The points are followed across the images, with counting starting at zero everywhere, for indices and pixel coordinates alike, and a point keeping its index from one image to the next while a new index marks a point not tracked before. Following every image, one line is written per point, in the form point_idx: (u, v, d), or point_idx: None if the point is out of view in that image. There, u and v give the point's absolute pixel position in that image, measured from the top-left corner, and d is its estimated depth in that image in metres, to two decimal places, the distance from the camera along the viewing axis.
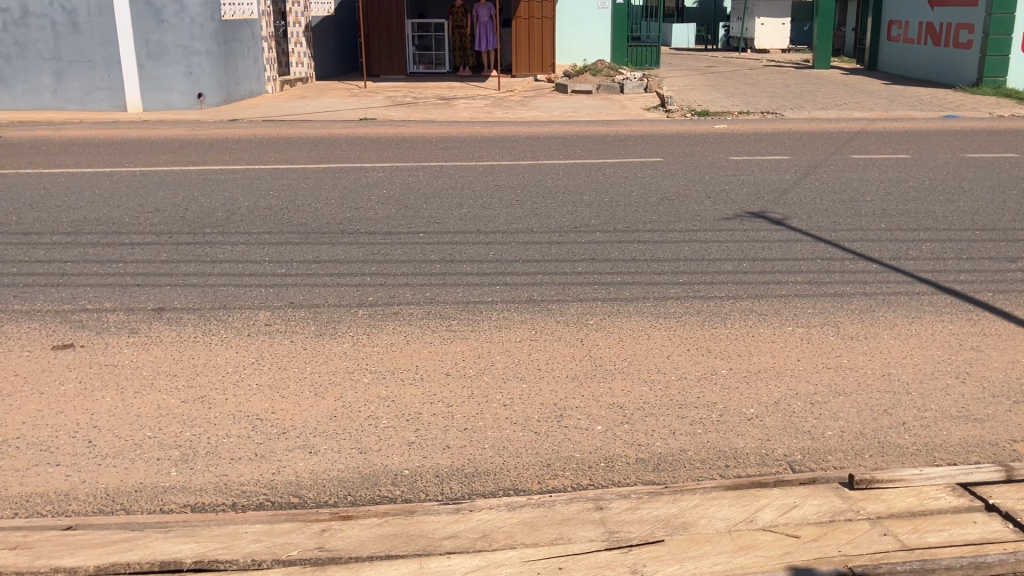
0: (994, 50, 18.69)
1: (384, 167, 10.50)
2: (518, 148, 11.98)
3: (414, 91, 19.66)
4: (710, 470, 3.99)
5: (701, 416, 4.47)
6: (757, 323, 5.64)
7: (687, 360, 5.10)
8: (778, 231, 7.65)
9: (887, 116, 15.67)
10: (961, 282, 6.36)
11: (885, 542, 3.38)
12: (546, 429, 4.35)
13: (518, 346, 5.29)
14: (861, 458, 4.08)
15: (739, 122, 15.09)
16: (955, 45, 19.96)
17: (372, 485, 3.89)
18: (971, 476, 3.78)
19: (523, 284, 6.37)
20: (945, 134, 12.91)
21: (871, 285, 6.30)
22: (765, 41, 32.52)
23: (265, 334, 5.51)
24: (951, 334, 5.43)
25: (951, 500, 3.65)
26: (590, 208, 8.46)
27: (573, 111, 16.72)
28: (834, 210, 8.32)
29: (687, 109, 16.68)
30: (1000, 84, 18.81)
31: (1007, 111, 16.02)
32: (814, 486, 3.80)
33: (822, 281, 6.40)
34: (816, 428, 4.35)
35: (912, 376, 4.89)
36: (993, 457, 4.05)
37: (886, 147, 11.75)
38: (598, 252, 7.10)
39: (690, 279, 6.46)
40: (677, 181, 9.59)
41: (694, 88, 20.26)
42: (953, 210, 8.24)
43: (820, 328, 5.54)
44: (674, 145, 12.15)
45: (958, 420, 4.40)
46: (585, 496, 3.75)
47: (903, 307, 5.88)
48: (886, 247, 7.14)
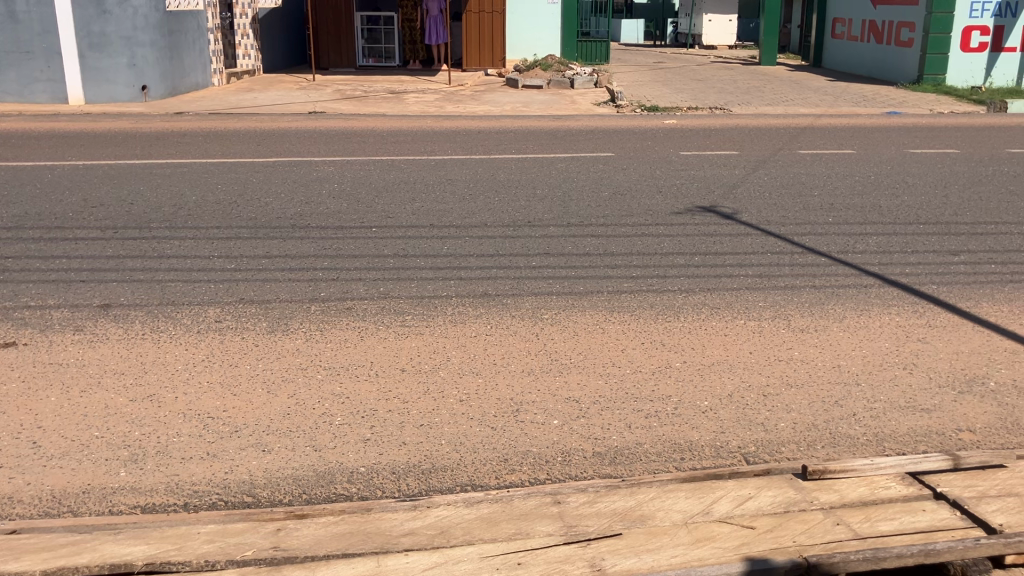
0: (934, 48, 19.03)
1: (335, 161, 10.39)
2: (470, 143, 11.94)
3: (363, 85, 19.46)
4: (666, 463, 4.02)
5: (657, 408, 4.50)
6: (709, 316, 5.69)
7: (641, 353, 5.12)
8: (728, 225, 7.74)
9: (832, 112, 15.95)
10: (907, 274, 6.49)
11: (837, 532, 3.44)
12: (504, 424, 4.34)
13: (474, 341, 5.26)
14: (813, 449, 4.14)
15: (688, 117, 15.25)
16: (898, 43, 20.35)
17: (327, 483, 3.85)
18: (919, 465, 3.86)
19: (478, 279, 6.33)
20: (889, 130, 13.18)
21: (819, 278, 6.40)
22: (714, 37, 32.84)
23: (215, 330, 5.42)
24: (898, 326, 5.53)
25: (901, 489, 3.73)
26: (543, 203, 8.44)
27: (524, 106, 16.71)
28: (782, 204, 8.43)
29: (636, 104, 16.77)
30: (940, 82, 19.20)
31: (948, 108, 16.39)
32: (767, 477, 3.86)
33: (773, 274, 6.48)
34: (769, 419, 4.40)
35: (861, 367, 4.98)
36: (940, 447, 4.14)
37: (832, 142, 11.94)
38: (552, 246, 7.10)
39: (643, 273, 6.49)
40: (629, 176, 9.64)
41: (643, 84, 20.36)
42: (897, 204, 8.39)
43: (770, 321, 5.61)
44: (626, 141, 12.22)
45: (906, 410, 4.49)
46: (543, 490, 3.75)
47: (851, 300, 5.98)
48: (833, 241, 7.25)
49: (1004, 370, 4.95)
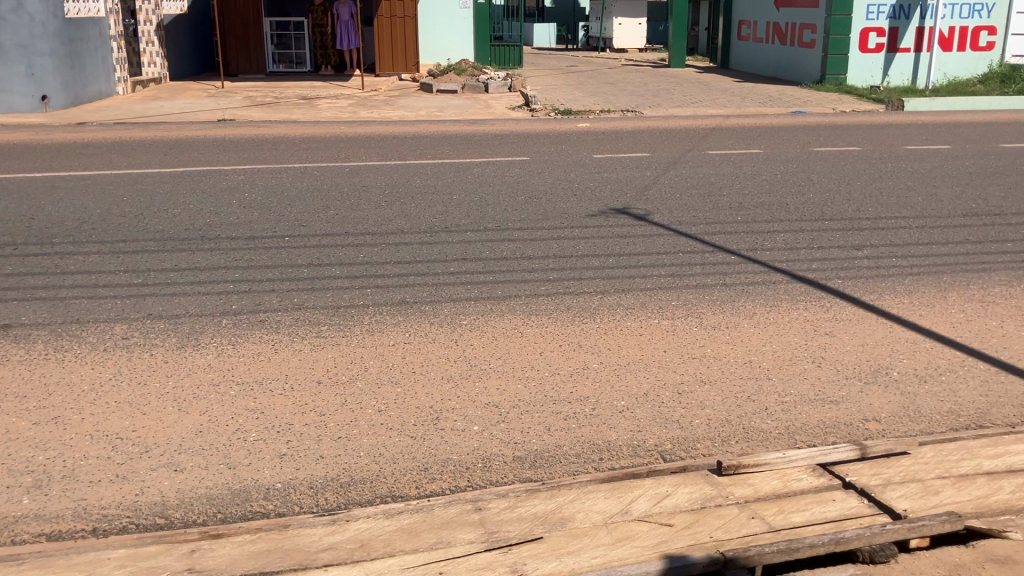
0: (835, 49, 19.67)
1: (246, 169, 10.19)
2: (384, 148, 11.85)
3: (273, 91, 19.14)
4: (585, 464, 4.05)
5: (576, 410, 4.53)
6: (624, 317, 5.76)
7: (559, 356, 5.15)
8: (640, 226, 7.85)
9: (739, 113, 16.34)
10: (813, 269, 6.69)
11: (752, 525, 3.51)
12: (423, 432, 4.31)
13: (391, 350, 5.22)
14: (727, 444, 4.22)
15: (601, 120, 15.44)
16: (800, 45, 20.98)
17: (243, 501, 3.76)
18: (828, 456, 3.98)
19: (395, 287, 6.29)
20: (794, 129, 13.55)
21: (729, 275, 6.55)
22: (625, 40, 33.34)
23: (123, 348, 5.25)
24: (805, 321, 5.69)
25: (812, 480, 3.84)
26: (460, 208, 8.43)
27: (438, 111, 16.66)
28: (693, 204, 8.60)
29: (550, 108, 16.89)
30: (841, 82, 19.83)
31: (849, 107, 16.95)
32: (684, 474, 3.92)
33: (685, 273, 6.61)
34: (684, 417, 4.47)
35: (771, 362, 5.11)
36: (848, 436, 4.27)
37: (740, 143, 12.22)
38: (469, 251, 7.10)
39: (560, 276, 6.53)
40: (544, 179, 9.70)
41: (556, 88, 20.52)
42: (803, 202, 8.65)
43: (684, 320, 5.71)
44: (540, 144, 12.29)
45: (815, 403, 4.62)
46: (464, 497, 3.74)
47: (761, 296, 6.13)
48: (743, 239, 7.43)
49: (906, 359, 5.14)
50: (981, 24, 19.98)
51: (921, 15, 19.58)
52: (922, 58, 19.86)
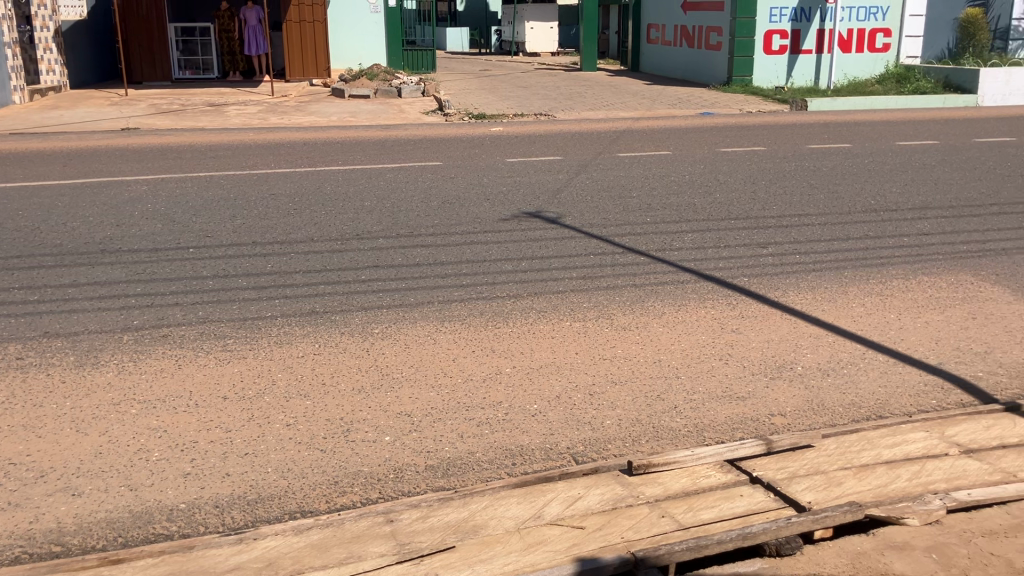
0: (740, 51, 20.12)
1: (150, 179, 9.90)
2: (294, 155, 11.66)
3: (179, 99, 18.67)
4: (498, 470, 4.03)
5: (488, 416, 4.52)
6: (536, 320, 5.77)
7: (472, 362, 5.13)
8: (553, 229, 7.89)
9: (650, 115, 16.58)
10: (720, 268, 6.81)
11: (663, 524, 3.55)
12: (333, 445, 4.24)
13: (300, 362, 5.12)
14: (638, 444, 4.26)
15: (514, 124, 15.49)
16: (707, 47, 21.42)
17: (145, 524, 3.64)
18: (736, 452, 4.05)
19: (304, 297, 6.18)
20: (702, 131, 13.82)
21: (639, 276, 6.63)
22: (537, 44, 33.56)
23: (17, 369, 5.03)
24: (713, 319, 5.79)
25: (720, 476, 3.90)
26: (372, 215, 8.34)
27: (350, 116, 16.48)
28: (604, 206, 8.68)
29: (464, 112, 16.88)
30: (747, 83, 20.30)
31: (755, 108, 17.37)
32: (596, 476, 3.94)
33: (596, 275, 6.67)
34: (596, 418, 4.50)
35: (680, 360, 5.18)
36: (755, 432, 4.36)
37: (649, 145, 12.40)
38: (380, 259, 7.03)
39: (472, 281, 6.52)
40: (456, 184, 9.67)
41: (469, 92, 20.52)
42: (710, 202, 8.82)
43: (595, 321, 5.76)
44: (453, 148, 12.26)
45: (723, 399, 4.70)
46: (375, 510, 3.68)
47: (670, 296, 6.22)
48: (652, 240, 7.54)
49: (809, 354, 5.27)
50: (878, 26, 20.73)
51: (821, 18, 20.23)
52: (823, 60, 20.49)
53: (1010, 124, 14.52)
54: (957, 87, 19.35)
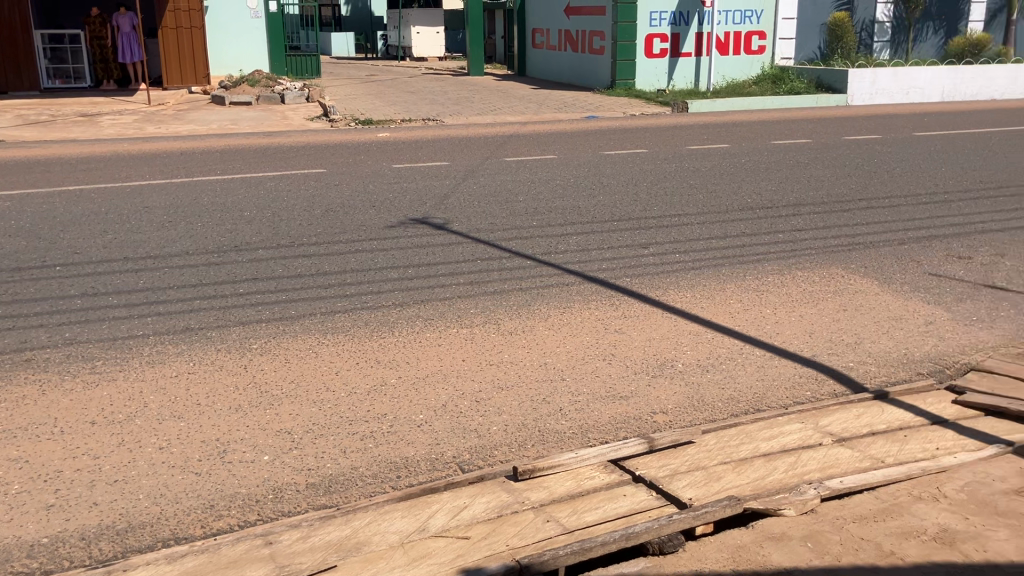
0: (622, 54, 20.48)
1: (13, 194, 9.39)
2: (171, 165, 11.26)
3: (48, 109, 17.82)
4: (381, 484, 3.96)
5: (371, 429, 4.44)
6: (421, 328, 5.71)
7: (355, 374, 5.04)
8: (439, 235, 7.84)
9: (537, 119, 16.70)
10: (604, 269, 6.89)
11: (547, 529, 3.54)
12: (209, 468, 4.08)
13: (175, 382, 4.93)
14: (524, 449, 4.25)
15: (401, 129, 15.36)
16: (591, 51, 21.75)
17: (3, 563, 3.42)
18: (619, 452, 4.09)
19: (179, 313, 5.96)
20: (587, 134, 13.99)
21: (525, 280, 6.65)
22: (424, 48, 33.45)
23: None
24: (596, 320, 5.85)
25: (604, 477, 3.92)
26: (252, 225, 8.12)
27: (231, 124, 16.04)
28: (490, 211, 8.67)
29: (350, 118, 16.65)
30: (630, 86, 20.66)
31: (639, 111, 17.71)
32: (481, 484, 3.91)
33: (482, 280, 6.65)
34: (481, 425, 4.47)
35: (565, 362, 5.20)
36: (638, 431, 4.41)
37: (535, 148, 12.48)
38: (261, 270, 6.84)
39: (355, 291, 6.41)
40: (340, 192, 9.50)
41: (355, 97, 20.25)
42: (595, 204, 8.93)
43: (480, 327, 5.74)
44: (337, 155, 12.06)
45: (606, 400, 4.74)
46: (253, 533, 3.55)
47: (556, 298, 6.26)
48: (538, 243, 7.57)
49: (689, 351, 5.37)
50: (753, 29, 21.44)
51: (699, 21, 20.81)
52: (702, 63, 21.06)
53: (876, 122, 15.22)
54: (828, 87, 20.19)
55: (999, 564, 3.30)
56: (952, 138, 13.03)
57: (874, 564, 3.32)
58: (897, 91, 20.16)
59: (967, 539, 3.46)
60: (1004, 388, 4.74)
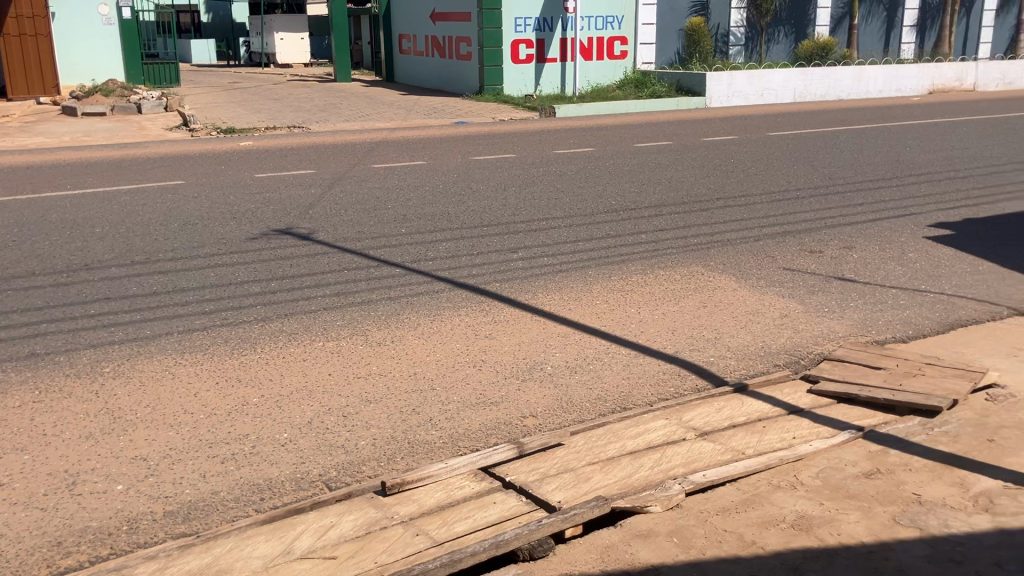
0: (489, 60, 20.55)
1: None
2: (15, 181, 10.62)
3: None
4: (244, 508, 3.81)
5: (233, 451, 4.27)
6: (286, 343, 5.55)
7: (215, 394, 4.85)
8: (304, 246, 7.66)
9: (406, 125, 16.59)
10: (473, 276, 6.88)
11: (417, 542, 3.48)
12: (56, 502, 3.84)
13: (18, 413, 4.62)
14: (393, 462, 4.18)
15: (265, 138, 14.97)
16: (458, 56, 21.78)
17: None
18: (488, 459, 4.07)
19: (22, 338, 5.60)
20: (456, 140, 13.97)
21: (393, 289, 6.56)
22: (288, 55, 32.78)
23: None
24: (466, 327, 5.82)
25: (474, 486, 3.89)
26: (104, 242, 7.73)
27: (84, 135, 15.28)
28: (357, 220, 8.53)
29: (211, 127, 16.13)
30: (499, 91, 20.75)
31: (507, 116, 17.83)
32: (348, 501, 3.82)
33: (349, 290, 6.53)
34: (348, 440, 4.37)
35: (434, 372, 5.15)
36: (508, 436, 4.40)
37: (403, 155, 12.38)
38: (114, 289, 6.52)
39: (217, 307, 6.18)
40: (201, 204, 9.17)
41: (217, 106, 19.63)
42: (463, 210, 8.91)
43: (348, 339, 5.62)
44: (197, 166, 11.64)
45: (476, 407, 4.72)
46: (105, 568, 3.35)
47: (425, 306, 6.20)
48: (407, 251, 7.49)
49: (558, 354, 5.41)
50: (614, 35, 21.93)
51: (563, 27, 21.16)
52: (567, 67, 21.38)
53: (732, 123, 15.80)
54: (688, 90, 20.85)
55: (850, 546, 3.43)
56: (805, 138, 13.63)
57: (736, 554, 3.40)
58: (753, 93, 20.97)
59: (822, 523, 3.59)
60: (854, 375, 4.97)
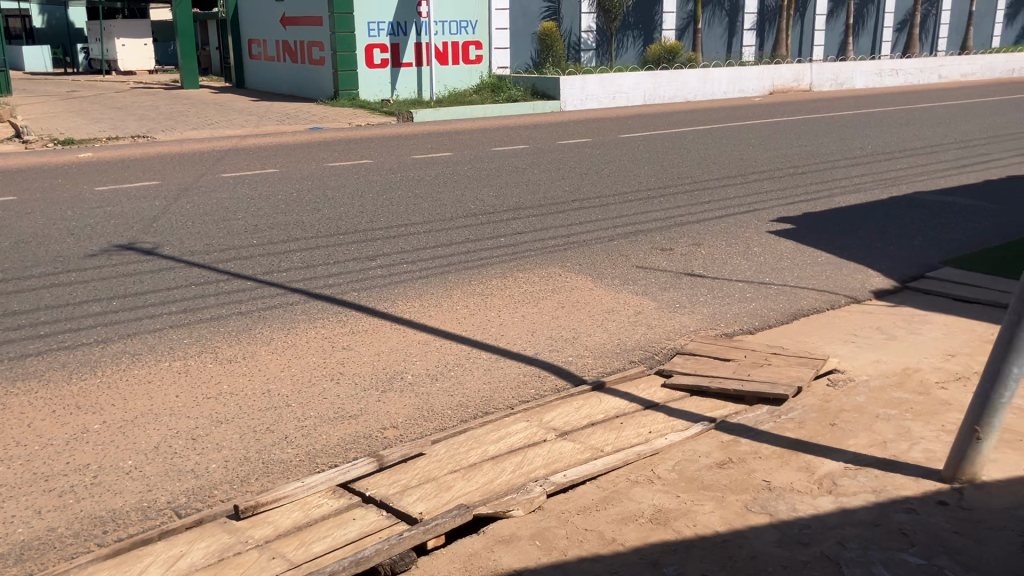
0: (344, 65, 20.19)
1: None
2: None
3: None
4: (85, 543, 3.58)
5: (72, 483, 4.01)
6: (129, 365, 5.27)
7: (51, 423, 4.54)
8: (148, 261, 7.31)
9: (258, 132, 16.14)
10: (329, 285, 6.73)
11: (273, 566, 3.35)
12: None
13: None
14: (247, 484, 4.02)
15: (107, 148, 14.25)
16: (310, 62, 21.37)
17: None
18: (347, 474, 3.97)
19: None
20: (310, 146, 13.69)
21: (245, 303, 6.34)
22: (130, 62, 31.40)
23: None
24: (322, 339, 5.68)
25: (332, 503, 3.79)
26: None
27: None
28: (206, 232, 8.21)
29: (47, 138, 15.23)
30: (355, 96, 20.43)
31: (363, 121, 17.61)
32: (200, 528, 3.64)
33: (198, 306, 6.27)
34: (198, 464, 4.18)
35: (290, 388, 4.99)
36: (368, 449, 4.31)
37: (255, 163, 12.03)
38: None
39: (52, 330, 5.81)
40: (34, 220, 8.62)
41: (53, 115, 18.56)
42: (318, 218, 8.71)
43: (197, 358, 5.38)
44: (30, 180, 10.95)
45: (334, 421, 4.60)
46: None
47: (278, 319, 6.02)
48: (258, 263, 7.26)
49: (417, 362, 5.34)
50: (469, 39, 22.02)
51: (417, 32, 21.07)
52: (423, 72, 21.27)
53: (586, 126, 16.12)
54: (543, 93, 21.15)
55: (705, 536, 3.52)
56: (654, 139, 14.04)
57: (597, 553, 3.43)
58: (605, 96, 21.44)
59: (678, 516, 3.67)
60: (705, 368, 5.12)
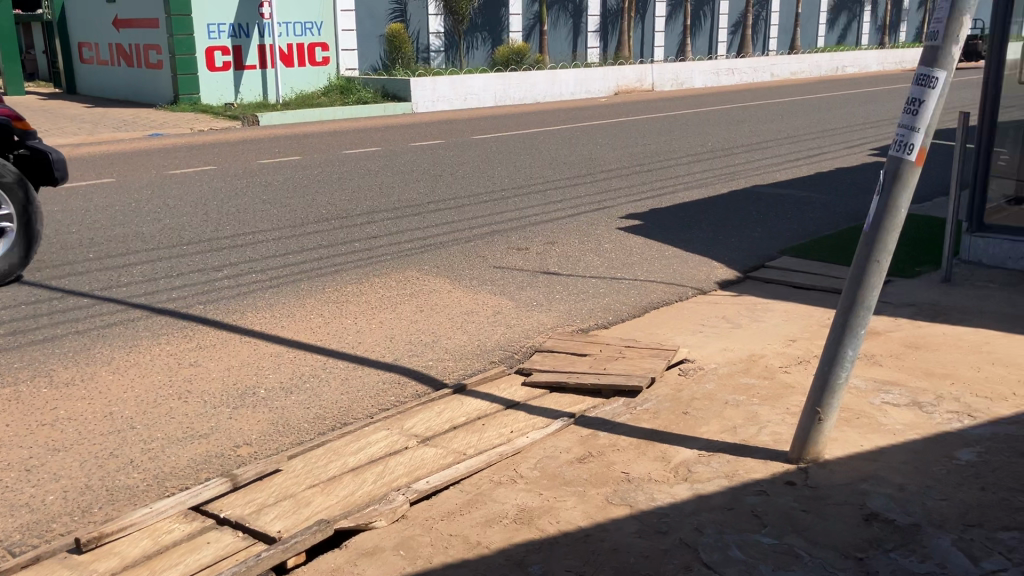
0: (182, 68, 19.44)
1: None
2: None
3: None
4: None
5: None
6: None
7: None
8: None
9: (91, 140, 15.30)
10: (174, 299, 6.43)
11: None
12: None
13: None
14: (88, 514, 3.78)
15: None
16: (146, 65, 20.44)
17: None
18: (198, 497, 3.79)
19: None
20: (149, 154, 13.07)
21: (81, 321, 5.97)
22: None
23: None
24: (168, 356, 5.42)
25: (184, 528, 3.61)
26: None
27: None
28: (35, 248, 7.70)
29: None
30: (196, 101, 19.71)
31: (207, 126, 16.98)
32: (37, 566, 3.39)
33: (28, 328, 5.85)
34: (34, 497, 3.90)
35: (134, 409, 4.72)
36: (221, 469, 4.13)
37: (88, 173, 11.37)
38: None
39: None
40: None
41: None
42: (159, 229, 8.32)
43: (29, 383, 5.02)
44: None
45: (184, 442, 4.39)
46: None
47: (118, 337, 5.71)
48: (95, 278, 6.86)
49: (270, 375, 5.17)
50: (314, 41, 21.61)
51: (259, 34, 20.38)
52: (268, 75, 20.62)
53: (437, 128, 16.08)
54: (393, 96, 20.98)
55: (568, 532, 3.55)
56: (504, 140, 14.16)
57: (462, 558, 3.40)
58: (455, 97, 21.46)
59: (541, 514, 3.69)
60: (562, 364, 5.18)
